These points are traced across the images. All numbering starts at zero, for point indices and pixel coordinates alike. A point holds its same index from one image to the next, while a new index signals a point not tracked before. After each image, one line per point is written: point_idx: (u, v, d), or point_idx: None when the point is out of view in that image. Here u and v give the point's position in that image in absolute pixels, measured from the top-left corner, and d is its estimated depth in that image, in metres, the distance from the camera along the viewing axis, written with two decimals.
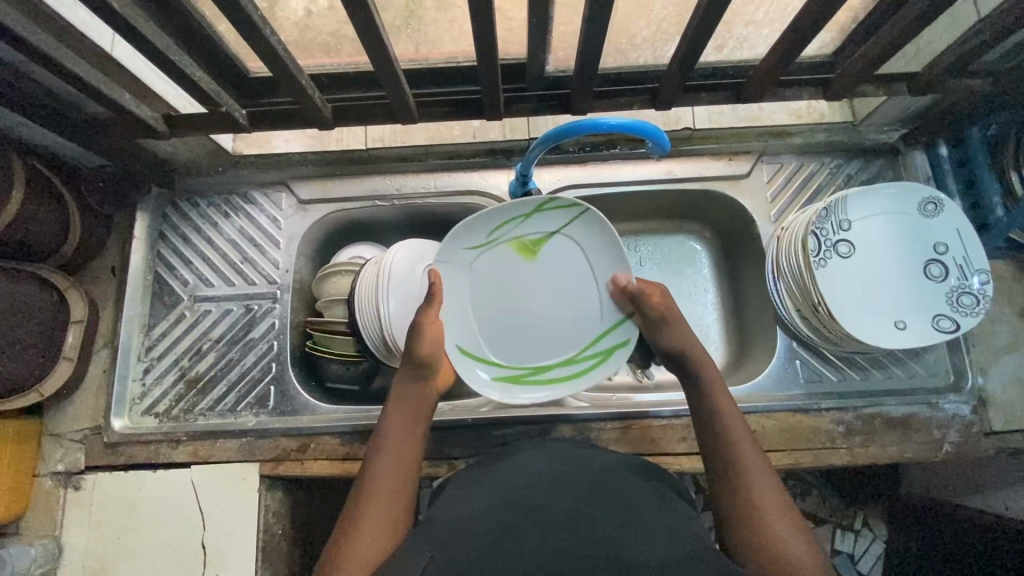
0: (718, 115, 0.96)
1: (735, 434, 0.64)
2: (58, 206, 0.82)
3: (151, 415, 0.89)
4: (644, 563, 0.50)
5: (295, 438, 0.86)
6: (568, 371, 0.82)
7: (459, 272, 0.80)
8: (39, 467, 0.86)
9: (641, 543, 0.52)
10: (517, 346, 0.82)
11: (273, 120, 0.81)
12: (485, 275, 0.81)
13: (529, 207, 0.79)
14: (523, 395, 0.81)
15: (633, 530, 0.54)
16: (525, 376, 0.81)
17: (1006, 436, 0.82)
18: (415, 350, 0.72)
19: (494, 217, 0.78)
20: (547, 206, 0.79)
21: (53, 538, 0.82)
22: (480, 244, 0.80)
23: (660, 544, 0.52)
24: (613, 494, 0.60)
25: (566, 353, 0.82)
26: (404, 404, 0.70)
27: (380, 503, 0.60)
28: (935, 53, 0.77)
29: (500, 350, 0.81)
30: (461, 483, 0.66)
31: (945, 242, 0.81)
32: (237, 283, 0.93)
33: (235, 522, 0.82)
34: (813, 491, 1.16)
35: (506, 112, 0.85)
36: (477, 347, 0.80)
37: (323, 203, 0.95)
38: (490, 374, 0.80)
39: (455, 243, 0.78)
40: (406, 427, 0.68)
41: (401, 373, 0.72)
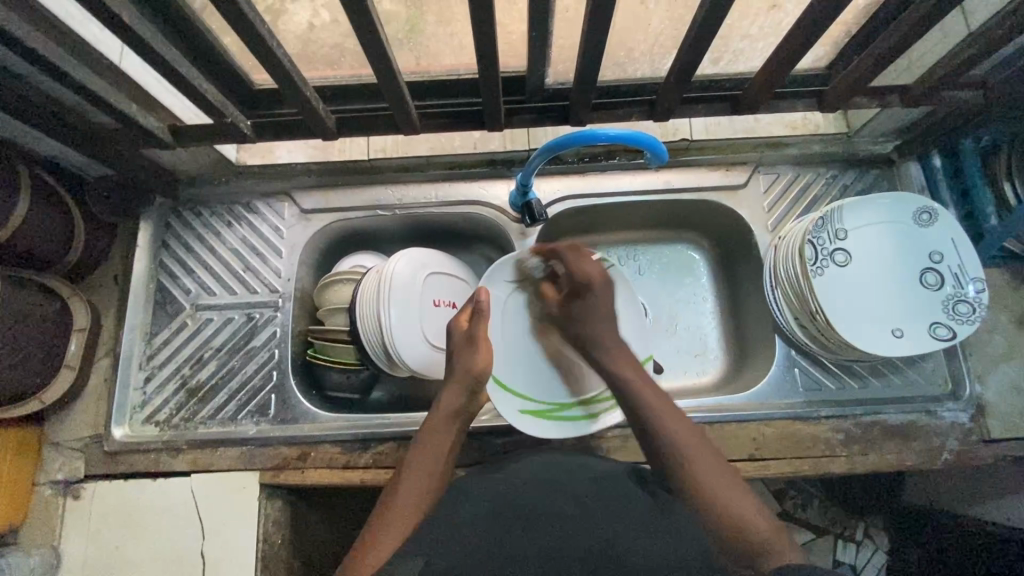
0: (716, 125, 0.95)
1: (669, 425, 0.62)
2: (65, 216, 0.84)
3: (151, 424, 0.88)
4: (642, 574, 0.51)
5: (295, 447, 0.86)
6: (591, 410, 0.83)
7: (497, 304, 0.83)
8: (38, 476, 0.86)
9: (640, 555, 0.53)
10: (549, 384, 0.84)
11: (276, 131, 0.82)
12: (514, 310, 0.84)
13: None
14: (551, 429, 0.82)
15: (634, 542, 0.55)
16: (553, 412, 0.83)
17: (1006, 443, 0.83)
18: (469, 364, 0.71)
19: (528, 258, 0.84)
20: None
21: (51, 547, 0.82)
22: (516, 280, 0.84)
23: (659, 555, 0.53)
24: (608, 499, 0.61)
25: (595, 391, 0.84)
26: (447, 417, 0.69)
27: (398, 508, 0.61)
28: (927, 65, 0.78)
29: (533, 386, 0.83)
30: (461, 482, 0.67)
31: (940, 250, 0.82)
32: (239, 292, 0.94)
33: (235, 531, 0.82)
34: (813, 500, 1.16)
35: (507, 124, 0.86)
36: (510, 381, 0.82)
37: (324, 213, 0.96)
38: (519, 407, 0.81)
39: (498, 274, 0.83)
40: (443, 441, 0.68)
41: (449, 385, 0.71)
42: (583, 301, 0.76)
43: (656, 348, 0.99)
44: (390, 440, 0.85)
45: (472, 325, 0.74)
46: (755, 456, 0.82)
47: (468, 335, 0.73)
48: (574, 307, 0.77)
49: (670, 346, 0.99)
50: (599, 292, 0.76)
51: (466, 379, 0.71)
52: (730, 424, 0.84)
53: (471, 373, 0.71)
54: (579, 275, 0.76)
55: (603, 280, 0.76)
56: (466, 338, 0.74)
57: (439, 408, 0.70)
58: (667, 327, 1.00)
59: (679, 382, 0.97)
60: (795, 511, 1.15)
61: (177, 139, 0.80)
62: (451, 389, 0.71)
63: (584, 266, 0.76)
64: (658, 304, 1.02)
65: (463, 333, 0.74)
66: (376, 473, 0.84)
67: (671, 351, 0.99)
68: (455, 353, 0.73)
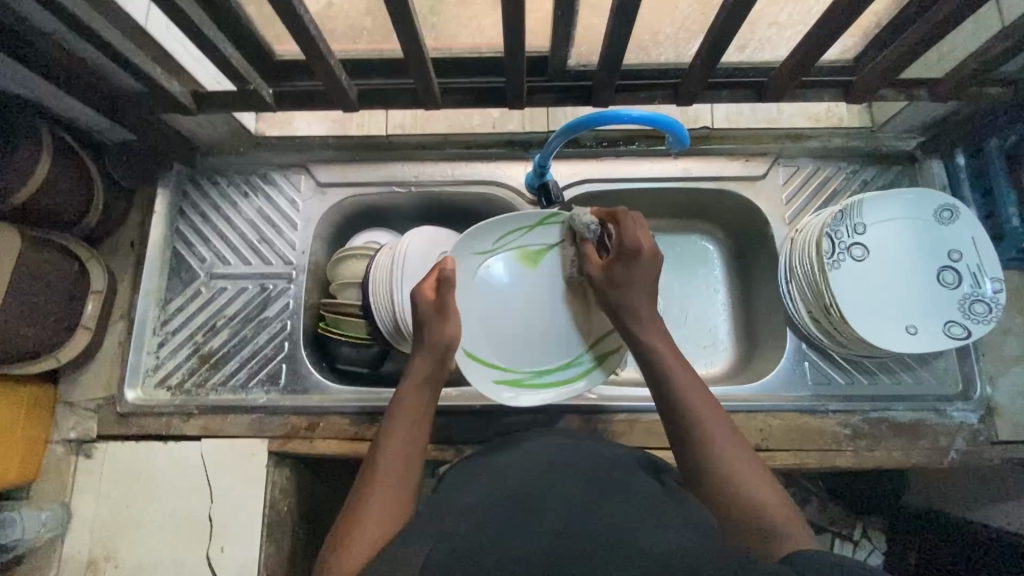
0: (736, 115, 0.95)
1: (699, 406, 0.62)
2: (85, 180, 0.84)
3: (164, 388, 0.90)
4: (653, 550, 0.48)
5: (304, 417, 0.87)
6: (565, 376, 0.83)
7: (466, 273, 0.80)
8: (51, 434, 0.87)
9: (650, 534, 0.50)
10: (523, 352, 0.82)
11: (297, 100, 0.82)
12: (481, 283, 0.81)
13: (532, 221, 0.81)
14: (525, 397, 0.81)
15: (642, 524, 0.52)
16: (527, 380, 0.82)
17: (1013, 445, 0.82)
18: (438, 333, 0.70)
19: (500, 225, 0.80)
20: (548, 220, 0.81)
21: (62, 504, 0.83)
22: (487, 249, 0.81)
23: (673, 538, 0.49)
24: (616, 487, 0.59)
25: (566, 357, 0.83)
26: (417, 383, 0.68)
27: (388, 483, 0.60)
28: (958, 60, 0.77)
29: (509, 354, 0.82)
30: (464, 471, 0.68)
31: (960, 249, 0.81)
32: (254, 262, 0.94)
33: (243, 495, 0.83)
34: (814, 501, 1.16)
35: (528, 103, 0.86)
36: (482, 353, 0.80)
37: (341, 186, 0.96)
38: (493, 377, 0.80)
39: (465, 245, 0.79)
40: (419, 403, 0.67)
41: (420, 351, 0.70)
42: (626, 270, 0.70)
43: None
44: None
45: (442, 294, 0.71)
46: (761, 447, 0.82)
47: (439, 305, 0.71)
48: (616, 274, 0.71)
49: (680, 337, 1.00)
50: (644, 263, 0.70)
51: (438, 347, 0.69)
52: (737, 414, 0.84)
53: (442, 342, 0.70)
54: (631, 243, 0.70)
55: (652, 254, 0.70)
56: (436, 305, 0.71)
57: (410, 374, 0.69)
58: (677, 317, 1.00)
59: None
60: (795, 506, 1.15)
61: (198, 105, 0.80)
62: (421, 355, 0.70)
63: (637, 234, 0.71)
64: (669, 293, 1.02)
65: (433, 302, 0.71)
66: None
67: (680, 341, 0.99)
68: (423, 323, 0.70)
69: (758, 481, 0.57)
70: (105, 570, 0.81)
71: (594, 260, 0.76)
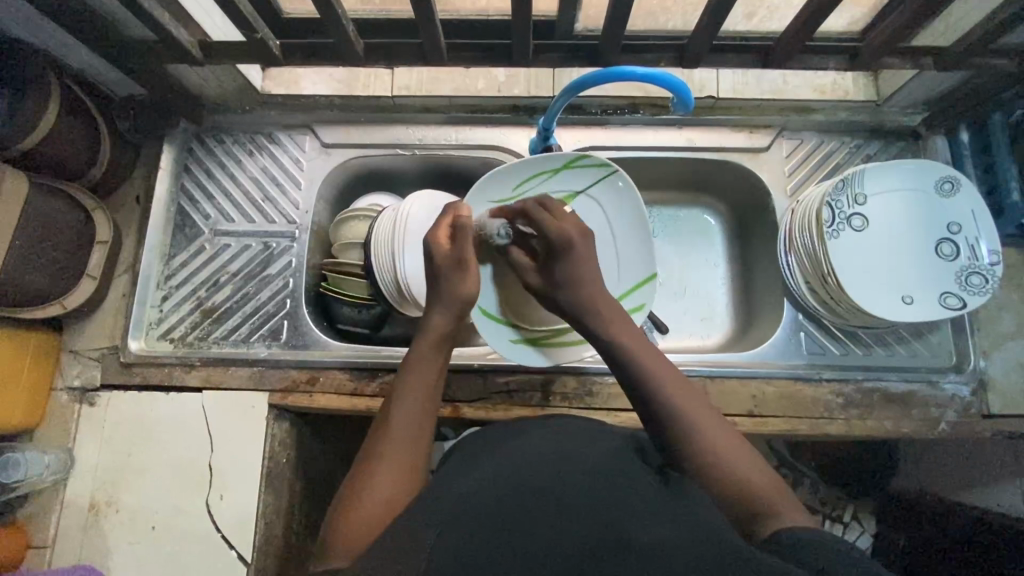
0: (742, 85, 0.93)
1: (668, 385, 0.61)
2: (92, 130, 0.85)
3: (167, 340, 0.91)
4: (652, 548, 0.46)
5: (304, 371, 0.88)
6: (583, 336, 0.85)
7: None
8: (56, 381, 0.88)
9: (649, 531, 0.48)
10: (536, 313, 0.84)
11: (304, 55, 0.82)
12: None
13: (560, 164, 0.85)
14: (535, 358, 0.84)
15: (640, 519, 0.50)
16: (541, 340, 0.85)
17: (1003, 419, 0.83)
18: (457, 289, 0.68)
19: (524, 170, 0.84)
20: (575, 162, 0.85)
21: (66, 449, 0.85)
22: (505, 197, 0.85)
23: (673, 536, 0.47)
24: (626, 479, 0.56)
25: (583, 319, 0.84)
26: (434, 346, 0.66)
27: (397, 455, 0.59)
28: (964, 30, 0.76)
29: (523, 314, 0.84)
30: (463, 462, 0.65)
31: (959, 221, 0.82)
32: (258, 220, 0.95)
33: (243, 446, 0.84)
34: (806, 482, 1.18)
35: (534, 62, 0.84)
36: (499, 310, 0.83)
37: (345, 148, 0.96)
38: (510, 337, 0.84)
39: (485, 190, 0.83)
40: (434, 369, 0.65)
41: (437, 310, 0.68)
42: (564, 261, 0.68)
43: (663, 308, 1.00)
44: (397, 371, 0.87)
45: (459, 245, 0.69)
46: (753, 412, 0.83)
47: (457, 257, 0.68)
48: (555, 270, 0.69)
49: (677, 308, 1.00)
50: (579, 249, 0.68)
51: (457, 302, 0.68)
52: (732, 380, 0.85)
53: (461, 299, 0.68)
54: (560, 236, 0.68)
55: (582, 232, 0.69)
56: (453, 257, 0.69)
57: (424, 336, 0.66)
58: (676, 289, 1.01)
59: (683, 342, 0.98)
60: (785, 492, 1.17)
61: (206, 56, 0.80)
62: (438, 314, 0.67)
63: (561, 224, 0.69)
64: (669, 265, 1.02)
65: (450, 254, 0.69)
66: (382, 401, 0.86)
67: (678, 313, 1.00)
68: (442, 276, 0.68)
69: (736, 459, 0.56)
70: (106, 514, 0.83)
71: (526, 261, 0.73)
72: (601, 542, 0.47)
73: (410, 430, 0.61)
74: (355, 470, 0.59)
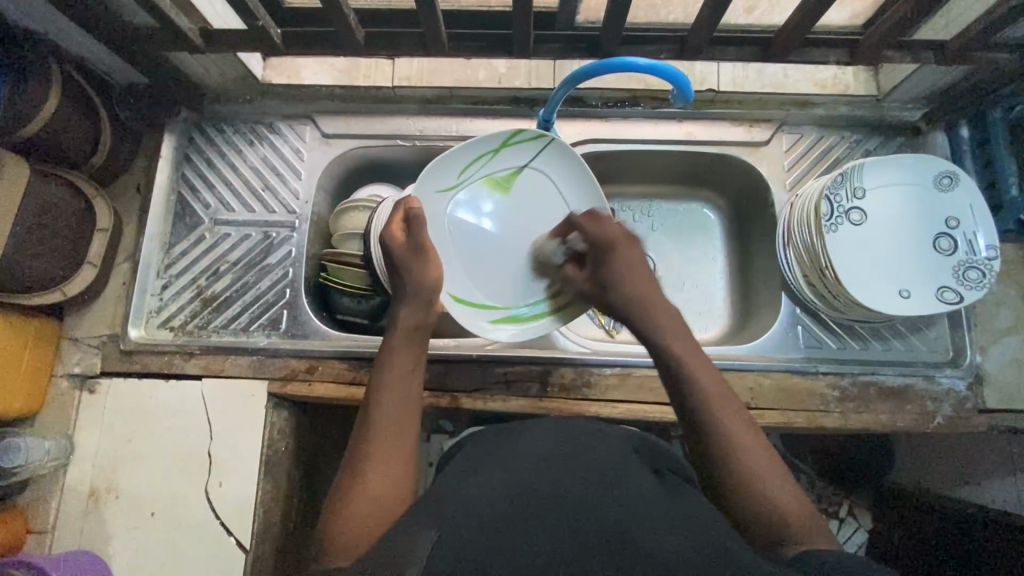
0: (743, 79, 0.94)
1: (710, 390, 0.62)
2: (93, 119, 0.85)
3: (166, 329, 0.91)
4: (653, 556, 0.47)
5: (303, 360, 0.89)
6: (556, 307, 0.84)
7: (434, 215, 0.80)
8: (56, 368, 0.89)
9: (650, 535, 0.49)
10: (506, 290, 0.83)
11: (305, 44, 0.82)
12: (455, 218, 0.81)
13: (495, 144, 0.82)
14: (519, 333, 0.83)
15: (641, 521, 0.50)
16: (518, 317, 0.84)
17: (999, 414, 0.83)
18: (423, 276, 0.70)
19: (461, 156, 0.81)
20: (511, 139, 0.82)
21: (66, 435, 0.85)
22: (451, 185, 0.81)
23: (674, 542, 0.48)
24: (625, 477, 0.57)
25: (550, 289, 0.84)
26: (406, 337, 0.68)
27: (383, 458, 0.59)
28: (964, 24, 0.76)
29: (494, 294, 0.83)
30: (466, 459, 0.66)
31: (958, 215, 0.82)
32: (258, 210, 0.95)
33: (243, 434, 0.85)
34: (802, 479, 1.19)
35: (534, 54, 0.84)
36: (470, 296, 0.81)
37: (346, 138, 0.96)
38: (487, 318, 0.82)
39: (430, 181, 0.79)
40: (411, 362, 0.67)
41: (404, 303, 0.70)
42: (609, 264, 0.72)
43: None
44: None
45: (412, 235, 0.71)
46: (750, 405, 0.83)
47: (411, 246, 0.71)
48: (601, 273, 0.73)
49: (676, 302, 1.01)
50: (624, 252, 0.72)
51: (422, 292, 0.70)
52: (730, 372, 0.85)
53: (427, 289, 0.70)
54: (603, 237, 0.73)
55: (627, 239, 0.73)
56: (409, 246, 0.71)
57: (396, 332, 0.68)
58: (674, 282, 1.02)
59: None
60: None
61: (207, 44, 0.80)
62: (406, 307, 0.69)
63: (606, 227, 0.73)
64: (668, 259, 1.03)
65: (405, 245, 0.71)
66: None
67: (676, 306, 1.01)
68: (403, 265, 0.71)
69: (773, 474, 0.57)
70: (105, 501, 0.84)
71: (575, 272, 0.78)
72: (603, 548, 0.48)
73: (392, 430, 0.61)
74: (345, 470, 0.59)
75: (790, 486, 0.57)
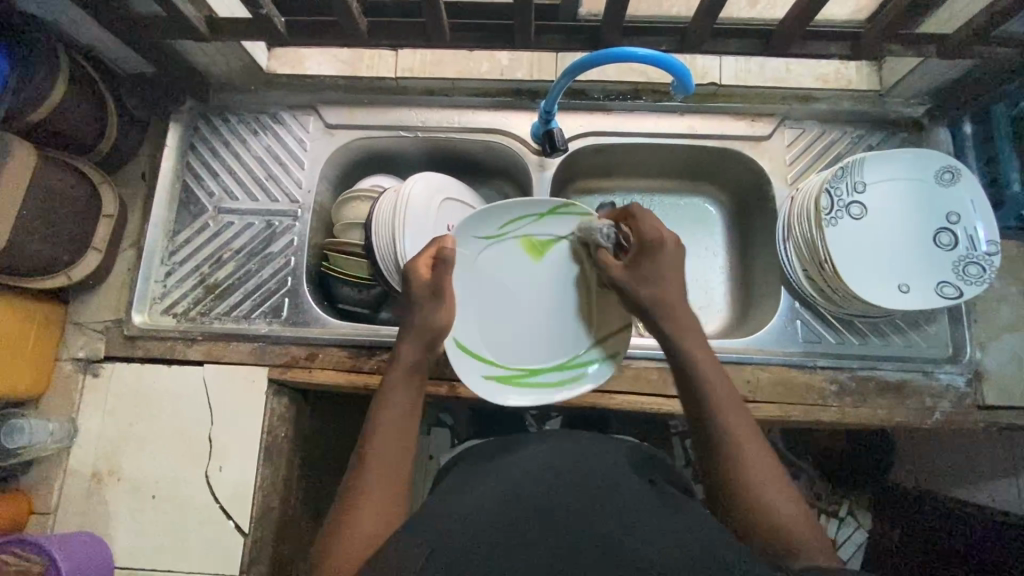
0: (746, 73, 0.95)
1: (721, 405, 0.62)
2: (99, 107, 0.86)
3: (170, 315, 0.93)
4: (637, 556, 0.48)
5: (304, 347, 0.89)
6: (558, 378, 0.83)
7: (465, 259, 0.79)
8: (60, 352, 0.90)
9: (636, 540, 0.50)
10: (512, 351, 0.83)
11: (309, 33, 0.83)
12: (486, 265, 0.81)
13: (544, 209, 0.80)
14: (515, 397, 0.81)
15: (629, 529, 0.52)
16: (517, 379, 0.82)
17: (999, 411, 0.83)
18: (428, 320, 0.69)
19: (508, 212, 0.80)
20: (562, 209, 0.80)
21: (69, 418, 0.86)
22: (490, 235, 0.81)
23: (657, 545, 0.50)
24: (619, 492, 0.58)
25: (560, 358, 0.83)
26: (404, 374, 0.67)
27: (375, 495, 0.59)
28: (965, 18, 0.76)
29: (500, 351, 0.82)
30: (464, 474, 0.68)
31: (958, 211, 0.82)
32: (261, 199, 0.96)
33: (242, 420, 0.86)
34: (802, 478, 1.18)
35: (536, 45, 0.85)
36: (476, 348, 0.80)
37: (348, 129, 0.97)
38: (484, 373, 0.80)
39: (470, 228, 0.79)
40: (410, 399, 0.66)
41: (406, 340, 0.69)
42: (653, 262, 0.70)
43: None
44: None
45: (436, 278, 0.69)
46: (747, 398, 0.84)
47: (433, 289, 0.69)
48: (644, 267, 0.70)
49: None
50: (669, 254, 0.70)
51: (426, 334, 0.69)
52: (729, 365, 0.85)
53: (431, 329, 0.69)
54: (653, 235, 0.70)
55: (674, 243, 0.70)
56: (430, 288, 0.69)
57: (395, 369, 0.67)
58: None
59: None
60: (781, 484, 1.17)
61: (212, 33, 0.81)
62: (406, 344, 0.69)
63: (657, 226, 0.71)
64: None
65: (427, 286, 0.69)
66: (379, 378, 0.87)
67: None
68: (415, 306, 0.70)
69: (775, 490, 0.58)
70: (107, 483, 0.85)
71: (612, 261, 0.74)
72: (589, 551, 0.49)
73: (387, 470, 0.61)
74: (339, 502, 0.60)
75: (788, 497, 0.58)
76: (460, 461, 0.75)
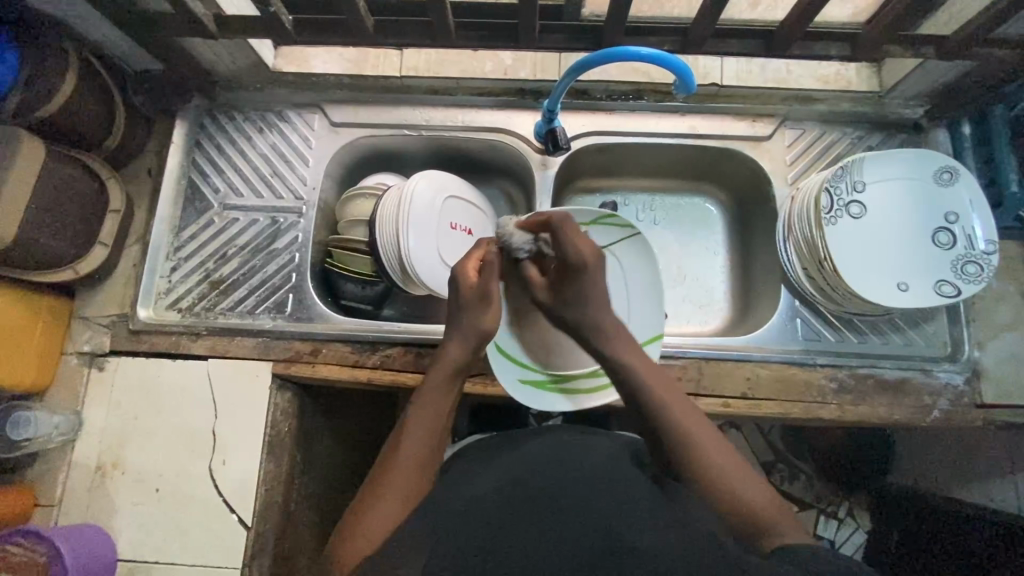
0: (747, 74, 0.95)
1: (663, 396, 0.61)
2: (106, 102, 0.87)
3: (174, 310, 0.93)
4: (639, 549, 0.49)
5: (309, 343, 0.90)
6: (591, 383, 0.83)
7: None
8: (66, 346, 0.90)
9: (638, 532, 0.51)
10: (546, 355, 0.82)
11: (314, 31, 0.84)
12: None
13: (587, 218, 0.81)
14: (542, 401, 0.82)
15: (632, 522, 0.53)
16: (550, 383, 0.83)
17: (998, 409, 0.84)
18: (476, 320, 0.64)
19: None
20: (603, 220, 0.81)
21: (74, 411, 0.87)
22: None
23: (659, 536, 0.51)
24: (621, 484, 0.59)
25: (594, 365, 0.83)
26: (448, 374, 0.63)
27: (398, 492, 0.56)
28: (963, 20, 0.78)
29: (534, 356, 0.82)
30: (469, 466, 0.68)
31: (956, 211, 0.83)
32: (266, 196, 0.97)
33: (246, 414, 0.86)
34: (802, 479, 1.20)
35: (540, 44, 0.86)
36: (514, 352, 0.81)
37: (353, 127, 0.98)
38: (517, 376, 0.81)
39: None
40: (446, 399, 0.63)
41: (455, 340, 0.64)
42: (576, 283, 0.64)
43: (663, 294, 1.02)
44: (400, 345, 0.89)
45: (483, 280, 0.64)
46: (747, 395, 0.84)
47: (481, 292, 0.64)
48: (566, 289, 0.65)
49: (677, 295, 1.02)
50: (593, 273, 0.64)
51: (477, 336, 0.64)
52: (729, 362, 0.86)
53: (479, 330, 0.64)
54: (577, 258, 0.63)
55: (596, 260, 0.64)
56: (480, 290, 0.64)
57: (439, 366, 0.63)
58: (675, 276, 1.03)
59: (680, 328, 1.00)
60: (781, 485, 1.19)
61: (220, 31, 0.82)
62: (454, 343, 0.64)
63: (578, 244, 0.63)
64: (669, 251, 1.04)
65: (475, 288, 0.65)
66: (382, 373, 0.88)
67: (677, 299, 1.02)
68: (465, 307, 0.64)
69: (738, 476, 0.57)
70: (112, 476, 0.85)
71: (537, 278, 0.69)
72: (591, 544, 0.51)
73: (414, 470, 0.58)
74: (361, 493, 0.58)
75: (749, 478, 0.57)
76: (462, 454, 0.76)
